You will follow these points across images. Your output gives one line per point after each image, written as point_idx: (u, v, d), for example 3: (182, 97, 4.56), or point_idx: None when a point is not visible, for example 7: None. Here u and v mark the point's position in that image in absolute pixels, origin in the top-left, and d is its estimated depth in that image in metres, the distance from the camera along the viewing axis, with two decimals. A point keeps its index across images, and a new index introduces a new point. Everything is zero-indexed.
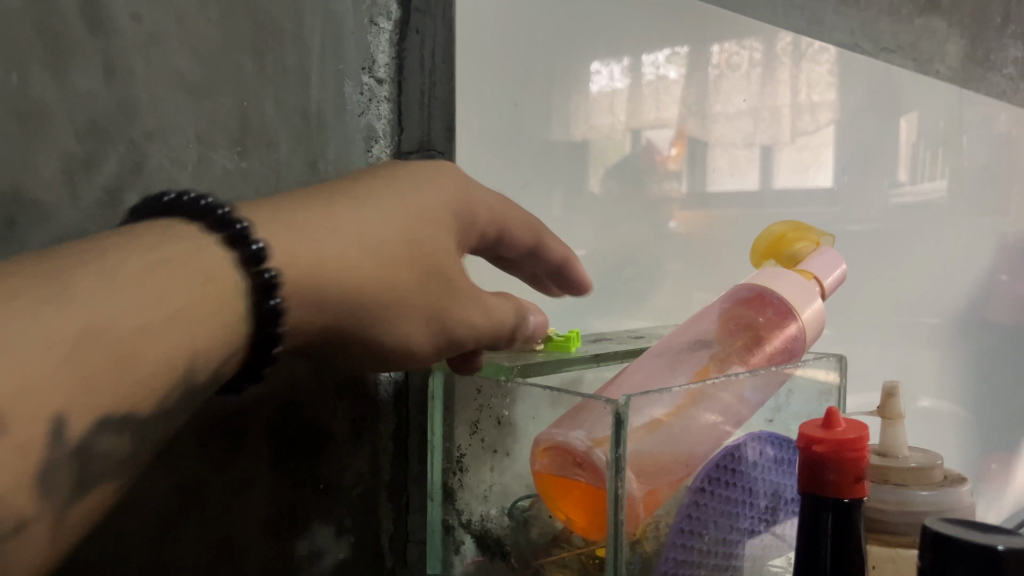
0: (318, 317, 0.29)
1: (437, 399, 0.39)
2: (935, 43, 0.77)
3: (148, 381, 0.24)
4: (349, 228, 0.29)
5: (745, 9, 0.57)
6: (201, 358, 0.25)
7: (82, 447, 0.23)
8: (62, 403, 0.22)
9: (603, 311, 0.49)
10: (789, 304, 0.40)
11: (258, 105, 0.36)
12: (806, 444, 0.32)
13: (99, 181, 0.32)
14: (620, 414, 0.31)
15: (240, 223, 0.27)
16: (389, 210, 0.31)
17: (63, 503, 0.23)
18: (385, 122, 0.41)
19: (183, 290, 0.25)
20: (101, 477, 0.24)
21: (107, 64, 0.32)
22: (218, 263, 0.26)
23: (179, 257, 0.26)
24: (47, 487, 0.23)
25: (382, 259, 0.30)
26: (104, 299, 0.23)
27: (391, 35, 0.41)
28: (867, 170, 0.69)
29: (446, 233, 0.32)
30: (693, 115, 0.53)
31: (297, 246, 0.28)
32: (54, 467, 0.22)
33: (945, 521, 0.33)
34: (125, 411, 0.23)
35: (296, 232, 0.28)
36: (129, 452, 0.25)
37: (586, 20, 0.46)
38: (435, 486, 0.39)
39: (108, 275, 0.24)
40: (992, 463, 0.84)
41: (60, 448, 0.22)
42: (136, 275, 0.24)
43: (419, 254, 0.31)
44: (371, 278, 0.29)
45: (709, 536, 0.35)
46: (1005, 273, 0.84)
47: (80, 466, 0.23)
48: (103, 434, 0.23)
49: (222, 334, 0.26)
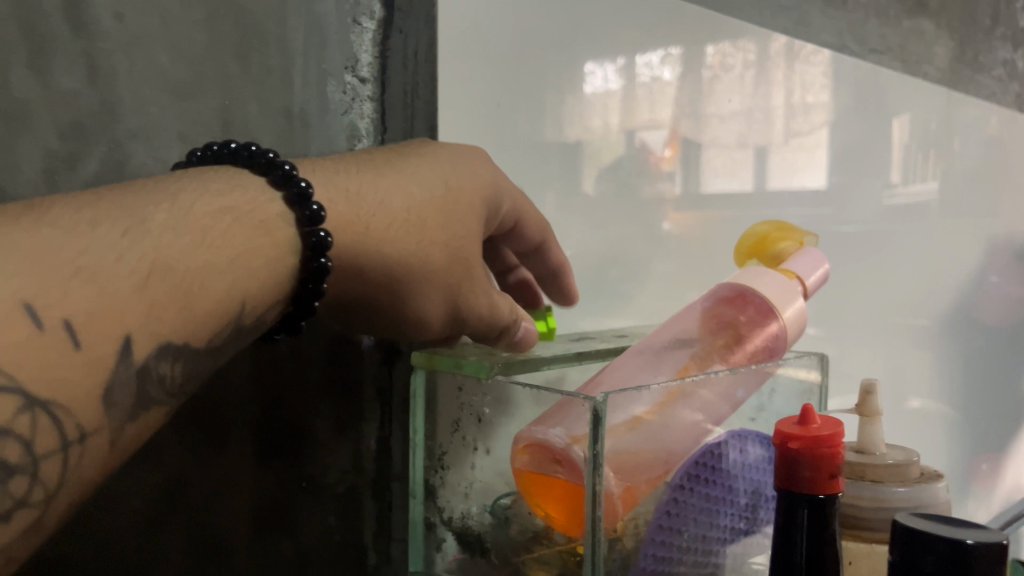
0: (352, 277, 0.33)
1: (418, 397, 0.38)
2: (924, 45, 0.78)
3: (204, 317, 0.27)
4: (391, 206, 0.33)
5: (738, 10, 0.57)
6: (248, 301, 0.29)
7: (143, 369, 0.26)
8: (132, 326, 0.26)
9: (588, 310, 0.49)
10: (770, 303, 0.40)
11: (241, 105, 0.36)
12: (782, 441, 0.32)
13: (81, 180, 0.32)
14: (598, 410, 0.32)
15: (306, 185, 0.30)
16: (433, 191, 0.34)
17: (126, 418, 0.26)
18: (368, 121, 0.41)
19: (241, 244, 0.29)
20: (159, 401, 0.27)
21: (90, 64, 0.32)
22: (278, 221, 0.30)
23: (246, 215, 0.30)
24: (110, 403, 0.26)
25: (417, 241, 0.33)
26: (178, 236, 0.27)
27: (374, 34, 0.41)
28: (859, 171, 0.69)
29: (477, 222, 0.36)
30: (687, 116, 0.54)
31: (345, 216, 0.32)
32: (120, 384, 0.26)
33: (918, 517, 0.34)
34: (182, 345, 0.27)
35: (346, 204, 0.32)
36: (183, 383, 0.28)
37: (575, 21, 0.46)
38: (417, 484, 0.38)
39: (180, 215, 0.28)
40: (982, 463, 0.84)
41: (124, 368, 0.26)
42: (207, 221, 0.28)
43: (450, 239, 0.34)
44: (401, 256, 0.33)
45: (688, 533, 0.35)
46: (996, 274, 0.84)
47: (140, 388, 0.26)
48: (161, 360, 0.27)
49: (266, 288, 0.30)
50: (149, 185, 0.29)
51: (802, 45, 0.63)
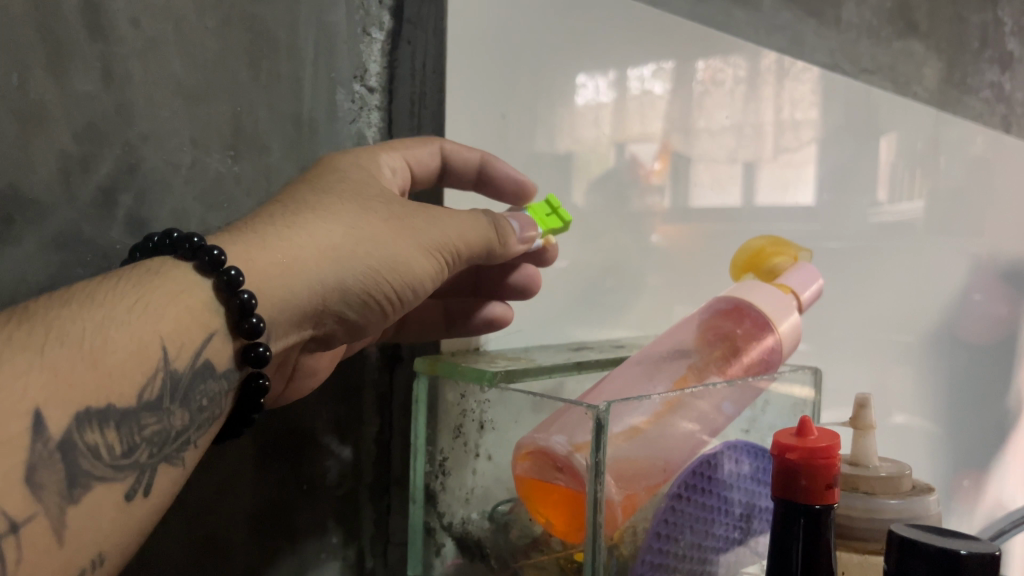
0: (286, 321, 0.32)
1: (421, 402, 0.39)
2: (912, 66, 0.79)
3: (119, 372, 0.27)
4: (309, 248, 0.32)
5: (728, 27, 0.58)
6: (169, 344, 0.29)
7: (66, 442, 0.26)
8: (39, 398, 0.25)
9: (583, 320, 0.50)
10: (767, 317, 0.41)
11: (251, 111, 0.37)
12: (779, 451, 0.33)
13: (94, 182, 0.33)
14: (601, 418, 0.32)
15: (218, 253, 0.30)
16: (360, 221, 0.33)
17: (64, 497, 0.26)
18: (375, 130, 0.42)
19: (152, 298, 0.29)
20: (102, 476, 0.27)
21: (105, 67, 0.33)
22: (191, 280, 0.31)
23: (154, 277, 0.30)
24: (41, 487, 0.25)
25: (343, 276, 0.32)
26: (65, 311, 0.27)
27: (383, 45, 0.42)
28: (846, 190, 0.70)
29: (407, 240, 0.34)
30: (677, 130, 0.54)
31: (266, 268, 0.31)
32: (43, 462, 0.25)
33: (912, 527, 0.34)
34: (101, 406, 0.27)
35: (264, 253, 0.31)
36: (121, 449, 0.28)
37: (571, 36, 0.47)
38: (418, 488, 0.39)
39: (65, 299, 0.28)
40: (965, 479, 0.85)
41: (41, 445, 0.25)
42: (104, 291, 0.28)
43: (375, 269, 0.33)
44: (327, 292, 0.32)
45: (685, 540, 0.36)
46: (980, 293, 0.85)
47: (69, 464, 0.26)
48: (83, 430, 0.26)
49: (189, 338, 0.30)
50: (54, 291, 0.29)
51: (793, 62, 0.64)
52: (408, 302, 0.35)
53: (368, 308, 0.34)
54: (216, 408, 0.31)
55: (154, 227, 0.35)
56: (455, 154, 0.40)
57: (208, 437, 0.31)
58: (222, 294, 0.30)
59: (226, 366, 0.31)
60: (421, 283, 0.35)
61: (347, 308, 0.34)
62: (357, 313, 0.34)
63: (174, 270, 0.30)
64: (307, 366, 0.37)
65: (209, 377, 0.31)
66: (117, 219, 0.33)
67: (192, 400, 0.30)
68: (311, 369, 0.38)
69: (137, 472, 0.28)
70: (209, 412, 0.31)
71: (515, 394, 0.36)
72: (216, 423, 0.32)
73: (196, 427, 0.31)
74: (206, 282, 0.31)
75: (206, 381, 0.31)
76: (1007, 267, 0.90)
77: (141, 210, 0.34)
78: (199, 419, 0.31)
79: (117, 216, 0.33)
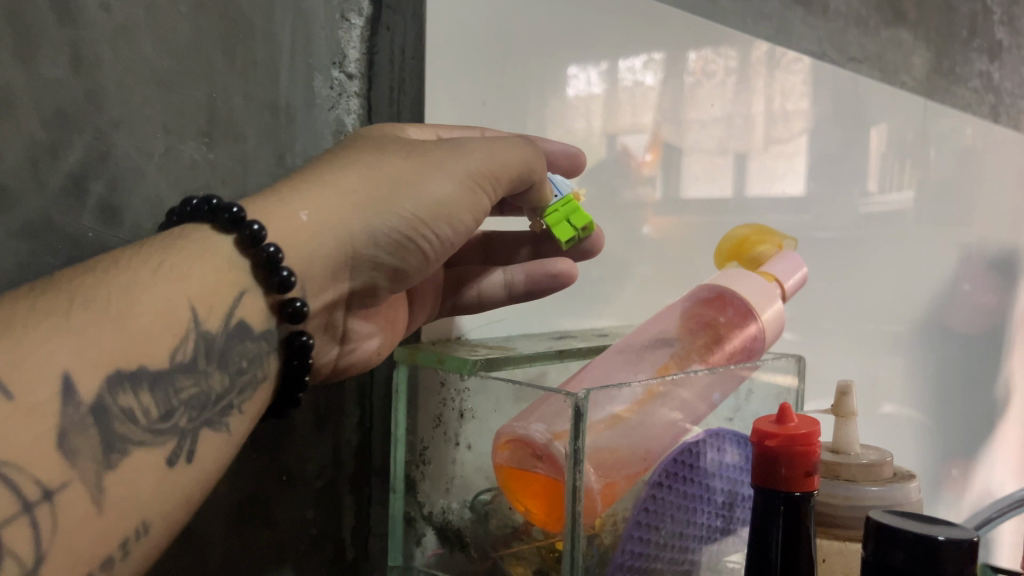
0: (320, 271, 0.33)
1: (401, 391, 0.39)
2: (901, 56, 0.79)
3: (149, 335, 0.28)
4: (327, 198, 0.32)
5: (718, 17, 0.58)
6: (199, 305, 0.30)
7: (98, 405, 0.26)
8: (69, 361, 0.26)
9: (569, 309, 0.49)
10: (749, 305, 0.41)
11: (227, 98, 0.37)
12: (759, 438, 0.33)
13: (64, 168, 0.32)
14: (579, 406, 0.32)
15: (236, 210, 0.31)
16: (377, 165, 0.33)
17: (100, 462, 0.26)
18: (354, 117, 0.42)
19: (175, 262, 0.30)
20: (139, 440, 0.27)
21: (75, 52, 0.32)
22: (213, 242, 0.31)
23: (180, 244, 0.30)
24: (74, 453, 0.26)
25: (369, 217, 0.32)
26: (90, 281, 0.28)
27: (361, 31, 0.41)
28: (836, 180, 0.70)
29: (433, 172, 0.33)
30: (668, 121, 0.54)
31: (286, 222, 0.32)
32: (76, 427, 0.26)
33: (890, 513, 0.34)
34: (133, 366, 0.27)
35: (283, 207, 0.32)
36: (158, 412, 0.28)
37: (558, 24, 0.47)
38: (398, 478, 0.39)
39: (89, 269, 0.28)
40: (953, 469, 0.86)
41: (74, 409, 0.26)
42: (131, 259, 0.29)
43: (396, 213, 0.33)
44: (355, 237, 0.33)
45: (665, 529, 0.35)
46: (969, 283, 0.86)
47: (104, 429, 0.26)
48: (116, 392, 0.27)
49: (218, 299, 0.30)
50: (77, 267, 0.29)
51: (783, 52, 0.63)
52: (448, 243, 0.35)
53: (405, 249, 0.34)
54: (258, 370, 0.32)
55: (128, 215, 0.34)
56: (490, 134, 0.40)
57: (253, 401, 0.32)
58: (249, 250, 0.31)
59: (263, 327, 0.32)
60: (454, 222, 0.34)
61: (383, 252, 0.34)
62: (394, 256, 0.34)
63: (195, 233, 0.31)
64: (365, 327, 0.38)
65: (247, 337, 0.31)
66: (88, 207, 0.33)
67: (230, 361, 0.31)
68: (369, 331, 0.38)
69: (178, 436, 0.28)
70: (250, 374, 0.32)
71: (496, 383, 0.36)
72: (265, 385, 0.32)
73: (238, 390, 0.31)
74: (229, 241, 0.31)
75: (243, 341, 0.31)
76: (996, 257, 0.90)
77: (113, 198, 0.34)
78: (239, 383, 0.31)
79: (88, 204, 0.33)
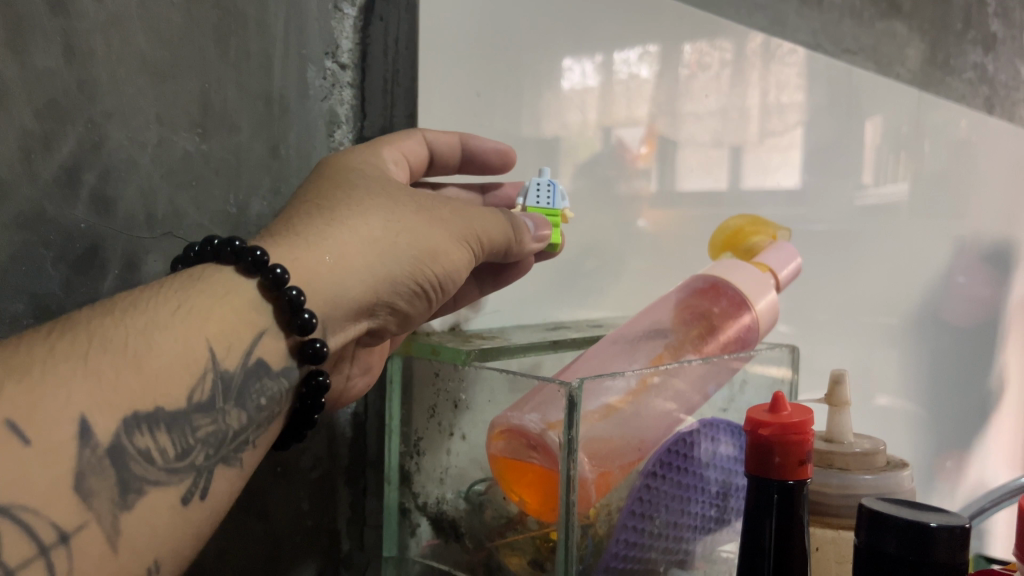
0: (339, 317, 0.32)
1: (394, 383, 0.41)
2: (896, 47, 0.79)
3: (166, 376, 0.27)
4: (349, 244, 0.32)
5: (714, 8, 0.58)
6: (217, 344, 0.29)
7: (115, 447, 0.26)
8: (85, 405, 0.25)
9: (563, 301, 0.49)
10: (743, 295, 0.41)
11: (220, 89, 0.37)
12: (753, 427, 0.33)
13: (57, 160, 0.32)
14: (573, 396, 0.32)
15: (260, 251, 0.30)
16: (395, 214, 0.33)
17: (117, 504, 0.26)
18: (347, 107, 0.42)
19: (194, 302, 0.29)
20: (155, 480, 0.27)
21: (67, 43, 0.32)
22: (233, 282, 0.31)
23: (198, 285, 0.30)
24: (92, 495, 0.25)
25: (385, 267, 0.32)
26: (108, 322, 0.27)
27: (355, 20, 0.42)
28: (831, 173, 0.70)
29: (440, 228, 0.34)
30: (663, 114, 0.54)
31: (314, 266, 0.31)
32: (93, 469, 0.25)
33: (882, 501, 0.34)
34: (150, 409, 0.26)
35: (309, 253, 0.31)
36: (173, 452, 0.27)
37: (553, 15, 0.47)
38: (393, 469, 0.40)
39: (108, 310, 0.27)
40: (948, 460, 0.86)
41: (90, 451, 0.25)
42: (148, 298, 0.28)
43: (417, 264, 0.33)
44: (373, 287, 0.33)
45: (660, 519, 0.36)
46: (964, 275, 0.86)
47: (119, 469, 0.26)
48: (132, 433, 0.26)
49: (237, 339, 0.29)
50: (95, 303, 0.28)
51: (778, 45, 0.63)
52: (449, 290, 0.35)
53: (413, 295, 0.34)
54: (274, 408, 0.31)
55: (121, 207, 0.34)
56: (438, 139, 0.38)
57: (264, 436, 0.31)
58: (273, 291, 0.30)
59: (283, 365, 0.31)
60: (460, 273, 0.35)
61: (396, 299, 0.34)
62: (406, 303, 0.34)
63: (215, 273, 0.30)
64: (361, 364, 0.38)
65: (265, 375, 0.31)
66: (81, 199, 0.33)
67: (248, 399, 0.30)
68: (364, 367, 0.38)
69: (194, 474, 0.28)
70: (266, 410, 0.31)
71: (489, 372, 0.36)
72: (275, 420, 0.32)
73: (254, 426, 0.30)
74: (251, 283, 0.31)
75: (261, 379, 0.30)
76: (990, 248, 0.90)
77: (106, 190, 0.33)
78: (257, 420, 0.31)
79: (82, 195, 0.33)
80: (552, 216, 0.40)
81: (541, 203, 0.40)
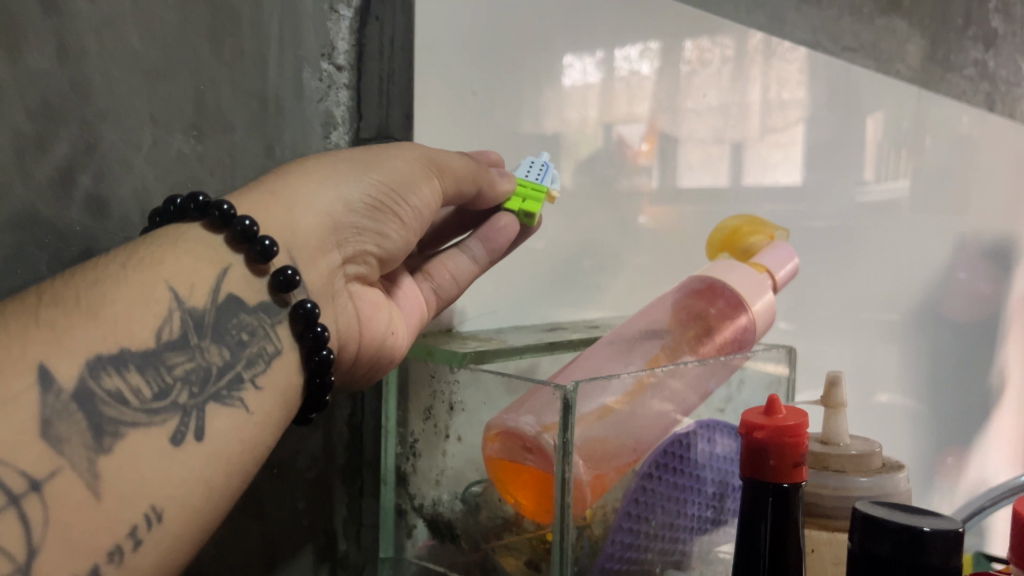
0: (304, 246, 0.33)
1: (391, 385, 0.41)
2: (897, 44, 0.78)
3: (126, 318, 0.27)
4: (294, 178, 0.33)
5: (715, 4, 0.58)
6: (178, 285, 0.29)
7: (83, 404, 0.25)
8: (43, 353, 0.25)
9: (562, 300, 0.49)
10: (740, 296, 0.41)
11: (214, 89, 0.37)
12: (748, 430, 0.33)
13: (51, 162, 0.32)
14: (568, 399, 0.32)
15: (201, 198, 0.31)
16: (339, 155, 0.34)
17: (92, 448, 0.25)
18: (344, 109, 0.42)
19: (149, 252, 0.29)
20: (133, 421, 0.26)
21: (60, 44, 0.32)
22: (183, 233, 0.31)
23: (153, 238, 0.30)
24: (65, 452, 0.25)
25: (334, 190, 0.33)
26: (62, 285, 0.27)
27: (351, 22, 0.41)
28: (832, 170, 0.69)
29: (392, 153, 0.34)
30: (664, 110, 0.54)
31: (259, 200, 0.32)
32: (59, 415, 0.25)
33: (877, 504, 0.35)
34: (114, 351, 0.26)
35: (254, 194, 0.32)
36: (149, 392, 0.27)
37: (550, 13, 0.46)
38: (389, 470, 0.41)
39: (61, 278, 0.28)
40: (948, 457, 0.86)
41: (54, 397, 0.25)
42: (100, 261, 0.29)
43: (377, 181, 0.33)
44: (330, 209, 0.33)
45: (656, 520, 0.36)
46: (964, 272, 0.86)
47: (90, 414, 0.26)
48: (99, 376, 0.26)
49: (199, 277, 0.30)
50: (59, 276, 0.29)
51: (778, 42, 0.63)
52: (415, 213, 0.35)
53: (375, 214, 0.34)
54: (264, 344, 0.31)
55: (116, 207, 0.34)
56: None
57: (268, 375, 0.31)
58: (223, 230, 0.31)
59: (257, 300, 0.31)
60: (425, 198, 0.35)
61: (358, 219, 0.34)
62: (369, 224, 0.34)
63: (164, 229, 0.31)
64: (368, 300, 0.36)
65: (241, 310, 0.31)
66: (75, 200, 0.33)
67: (226, 335, 0.30)
68: (373, 304, 0.37)
69: (178, 413, 0.28)
70: (256, 346, 0.31)
71: (484, 374, 0.36)
72: (281, 360, 0.32)
73: (244, 362, 0.30)
74: (199, 228, 0.31)
75: (239, 315, 0.30)
76: (991, 246, 0.90)
77: (100, 190, 0.33)
78: (244, 355, 0.30)
79: (75, 196, 0.33)
80: (539, 189, 0.40)
81: (531, 177, 0.40)
